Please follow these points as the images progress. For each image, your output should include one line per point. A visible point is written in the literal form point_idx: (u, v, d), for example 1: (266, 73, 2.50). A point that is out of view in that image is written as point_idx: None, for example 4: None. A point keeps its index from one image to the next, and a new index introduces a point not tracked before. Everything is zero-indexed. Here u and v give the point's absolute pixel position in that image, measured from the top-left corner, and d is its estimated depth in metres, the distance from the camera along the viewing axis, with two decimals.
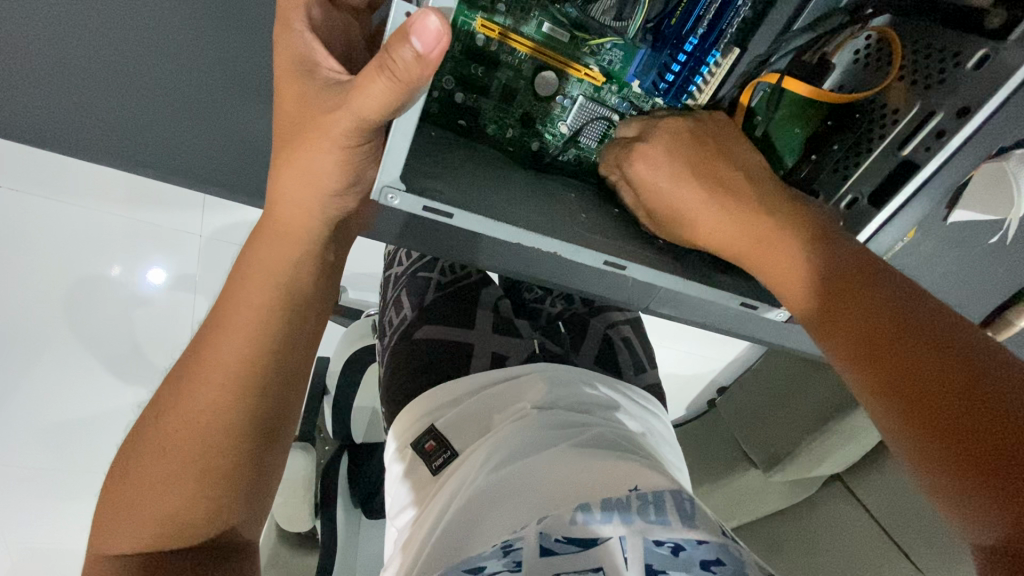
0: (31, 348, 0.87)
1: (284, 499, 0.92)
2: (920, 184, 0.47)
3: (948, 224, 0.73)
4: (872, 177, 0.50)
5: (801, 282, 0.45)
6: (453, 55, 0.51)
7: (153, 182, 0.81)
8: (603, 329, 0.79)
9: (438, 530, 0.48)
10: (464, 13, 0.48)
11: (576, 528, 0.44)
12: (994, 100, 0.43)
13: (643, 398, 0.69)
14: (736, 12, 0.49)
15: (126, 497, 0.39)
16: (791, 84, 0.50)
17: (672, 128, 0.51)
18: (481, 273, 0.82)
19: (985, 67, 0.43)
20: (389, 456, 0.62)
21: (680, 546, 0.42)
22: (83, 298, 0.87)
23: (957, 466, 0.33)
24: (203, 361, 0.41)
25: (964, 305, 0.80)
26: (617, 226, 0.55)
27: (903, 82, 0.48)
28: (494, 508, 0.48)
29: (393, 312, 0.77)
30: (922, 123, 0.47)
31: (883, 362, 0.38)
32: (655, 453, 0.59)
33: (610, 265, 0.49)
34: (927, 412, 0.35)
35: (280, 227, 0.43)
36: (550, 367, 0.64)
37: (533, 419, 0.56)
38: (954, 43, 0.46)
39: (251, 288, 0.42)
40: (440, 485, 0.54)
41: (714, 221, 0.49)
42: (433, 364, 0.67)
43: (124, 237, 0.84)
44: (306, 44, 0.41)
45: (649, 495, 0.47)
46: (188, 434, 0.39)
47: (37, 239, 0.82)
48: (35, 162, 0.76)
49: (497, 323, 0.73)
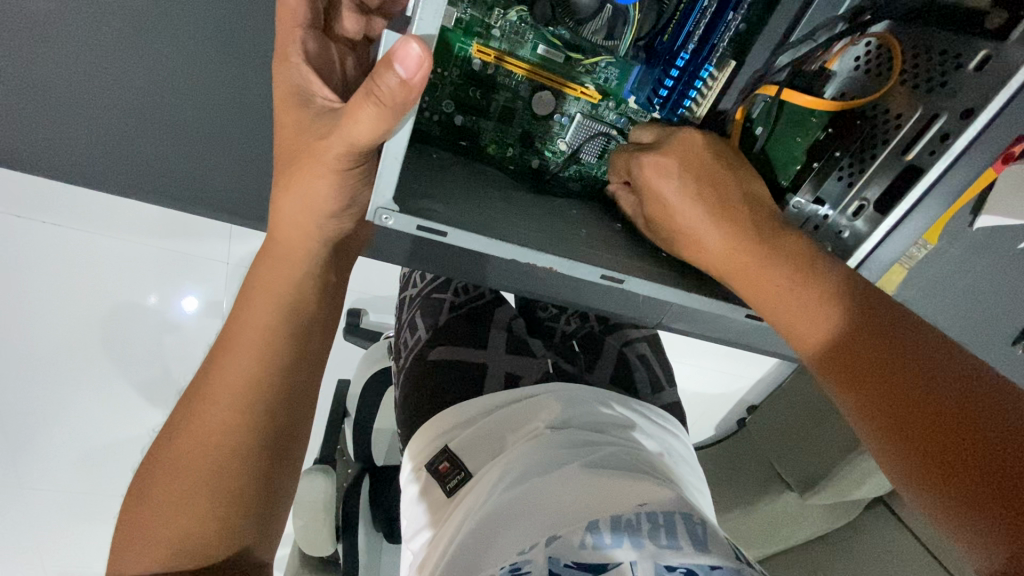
0: (67, 378, 0.91)
1: (305, 522, 0.92)
2: (925, 188, 0.45)
3: (974, 230, 0.72)
4: (878, 182, 0.48)
5: (806, 304, 0.44)
6: (452, 80, 0.52)
7: (181, 214, 0.84)
8: (618, 347, 0.76)
9: (447, 555, 0.48)
10: (461, 40, 0.49)
11: (587, 552, 0.43)
12: (997, 101, 0.41)
13: (661, 417, 0.67)
14: (729, 26, 0.48)
15: (144, 518, 0.40)
16: (788, 95, 0.50)
17: (689, 140, 0.50)
18: (495, 292, 0.80)
19: (988, 66, 0.42)
20: (404, 478, 0.61)
21: (692, 572, 0.40)
22: (115, 326, 0.90)
23: (971, 493, 0.33)
24: (211, 384, 0.42)
25: (997, 312, 0.78)
26: (620, 241, 0.55)
27: (905, 87, 0.47)
28: (505, 531, 0.48)
29: (407, 333, 0.75)
30: (925, 127, 0.46)
31: (887, 388, 0.38)
32: (671, 475, 0.57)
33: (607, 279, 0.48)
34: (938, 454, 0.35)
35: (280, 249, 0.45)
36: (566, 386, 0.63)
37: (542, 438, 0.56)
38: (954, 45, 0.45)
39: (254, 310, 0.43)
40: (453, 509, 0.54)
41: (714, 242, 0.48)
42: (444, 386, 0.65)
43: (158, 268, 0.88)
44: (302, 77, 0.43)
45: (660, 518, 0.45)
46: (198, 461, 0.40)
47: (70, 271, 0.85)
48: (73, 198, 0.80)
49: (511, 342, 0.71)
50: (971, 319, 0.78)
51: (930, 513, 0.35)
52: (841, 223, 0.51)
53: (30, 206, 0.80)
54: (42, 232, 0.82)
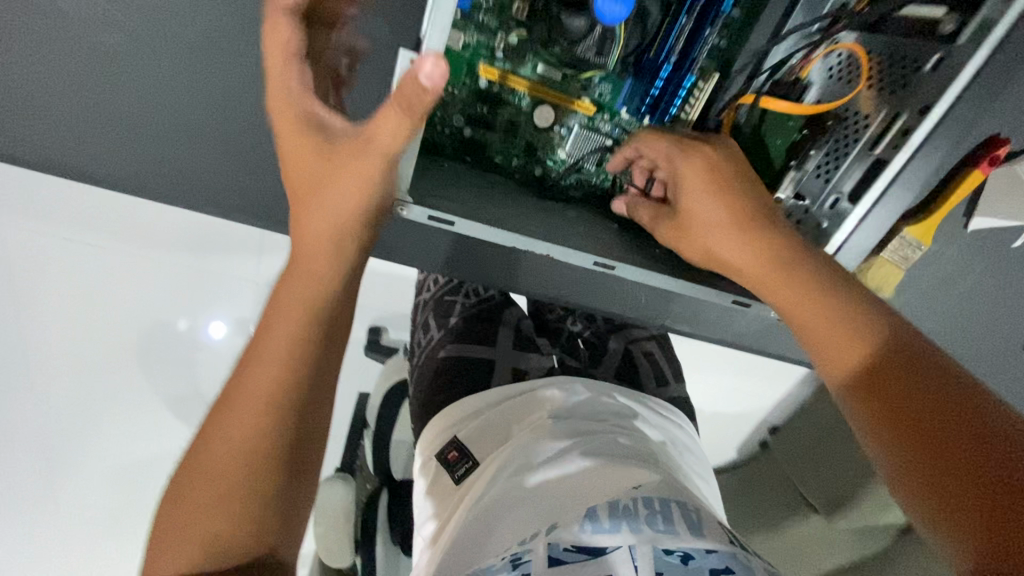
0: (104, 391, 0.96)
1: (326, 528, 0.97)
2: (894, 176, 0.50)
3: (969, 233, 0.74)
4: (853, 174, 0.53)
5: (830, 323, 0.47)
6: (460, 98, 0.57)
7: (215, 229, 0.90)
8: (623, 345, 0.80)
9: (454, 536, 0.52)
10: (466, 61, 0.54)
11: (586, 536, 0.46)
12: (948, 97, 0.46)
13: (666, 408, 0.70)
14: (706, 41, 0.54)
15: (180, 521, 0.43)
16: (768, 101, 0.54)
17: (731, 151, 0.53)
18: (503, 295, 0.85)
19: (941, 67, 0.47)
20: (415, 472, 0.65)
21: (689, 555, 0.44)
22: (151, 341, 0.96)
23: (976, 515, 0.36)
24: (243, 388, 0.46)
25: (1000, 315, 0.79)
26: (610, 236, 0.61)
27: (874, 91, 0.51)
28: (506, 517, 0.51)
29: (421, 333, 0.79)
30: (889, 126, 0.51)
31: (913, 414, 0.41)
32: (672, 464, 0.60)
33: (599, 265, 0.56)
34: (952, 479, 0.38)
35: (302, 260, 0.49)
36: (568, 377, 0.67)
37: (546, 427, 0.59)
38: (913, 51, 0.49)
39: (280, 316, 0.47)
40: (461, 495, 0.57)
41: (740, 254, 0.51)
42: (457, 381, 0.69)
43: (189, 290, 0.95)
44: (310, 109, 0.49)
45: (656, 504, 0.49)
46: (234, 461, 0.44)
47: (109, 292, 0.92)
48: (115, 220, 0.87)
49: (518, 340, 0.75)
50: (973, 319, 0.80)
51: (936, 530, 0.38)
52: (821, 213, 0.56)
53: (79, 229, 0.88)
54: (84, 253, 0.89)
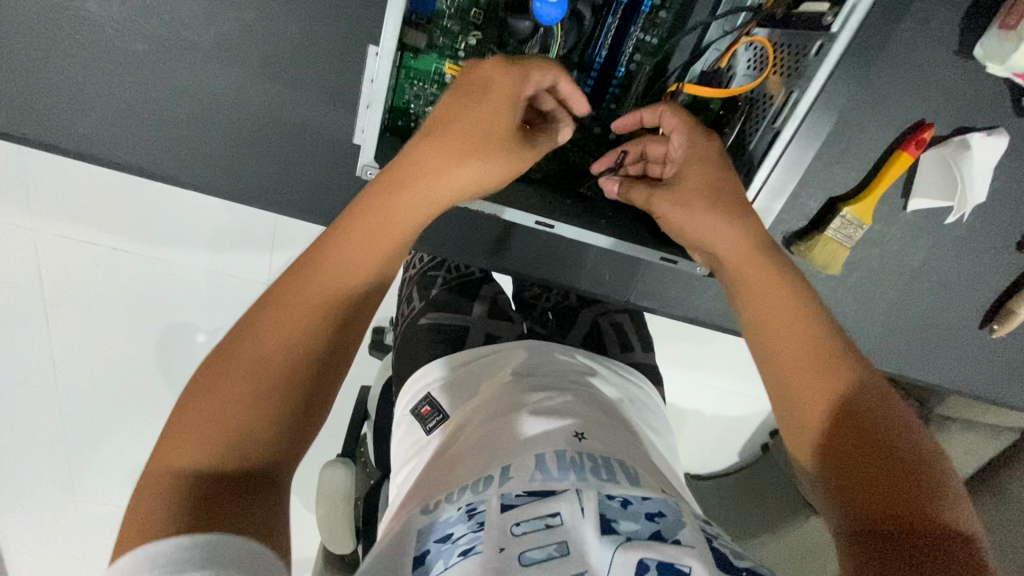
0: (146, 369, 1.16)
1: (327, 509, 1.04)
2: (784, 147, 0.61)
3: (907, 213, 0.78)
4: (758, 146, 0.63)
5: (797, 308, 0.54)
6: (430, 91, 0.66)
7: (227, 230, 1.01)
8: (592, 317, 0.86)
9: (425, 475, 0.59)
10: (436, 61, 0.64)
11: (536, 483, 0.50)
12: (818, 83, 0.57)
13: (628, 371, 0.77)
14: (630, 39, 0.66)
15: (207, 415, 0.42)
16: (689, 87, 0.65)
17: (723, 154, 0.63)
18: (484, 272, 0.92)
19: (820, 55, 0.57)
20: (394, 422, 0.72)
21: (627, 501, 0.49)
22: (176, 330, 1.12)
23: (873, 476, 0.45)
24: (294, 306, 0.46)
25: (953, 296, 0.83)
26: (557, 203, 0.73)
27: (777, 76, 0.62)
28: (467, 456, 0.57)
29: (405, 305, 0.88)
30: (785, 104, 0.60)
31: (844, 393, 0.49)
32: (627, 417, 0.67)
33: (540, 224, 0.70)
34: (861, 449, 0.46)
35: (374, 206, 0.51)
36: (537, 341, 0.75)
37: (509, 385, 0.66)
38: (803, 40, 0.59)
39: (343, 253, 0.49)
40: (430, 444, 0.64)
41: (725, 229, 0.58)
42: (430, 347, 0.77)
43: (208, 291, 1.08)
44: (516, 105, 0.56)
45: (599, 459, 0.54)
46: (258, 401, 0.43)
47: (140, 289, 1.06)
48: (137, 222, 0.98)
49: (492, 309, 0.83)
50: (924, 300, 0.83)
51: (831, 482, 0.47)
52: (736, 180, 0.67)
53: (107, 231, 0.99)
54: (113, 252, 1.01)
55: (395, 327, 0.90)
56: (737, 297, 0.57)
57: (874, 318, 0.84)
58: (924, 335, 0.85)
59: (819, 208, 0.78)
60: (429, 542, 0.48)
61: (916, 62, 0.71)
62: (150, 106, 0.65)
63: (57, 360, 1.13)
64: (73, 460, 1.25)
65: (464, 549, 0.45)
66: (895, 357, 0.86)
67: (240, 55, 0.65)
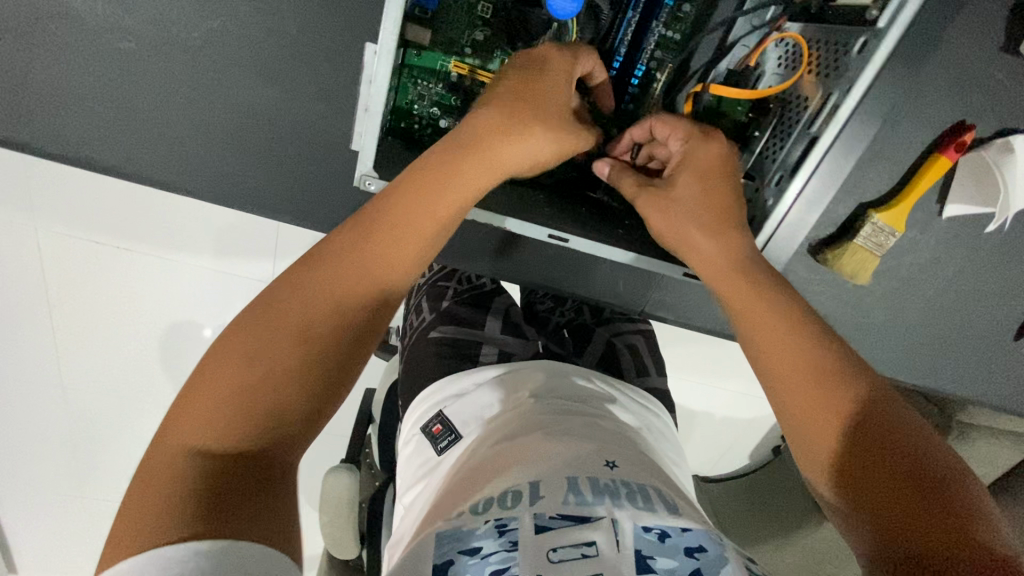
0: (150, 367, 1.14)
1: (331, 517, 0.98)
2: (822, 154, 0.56)
3: (943, 220, 0.74)
4: (795, 152, 0.58)
5: (807, 335, 0.51)
6: (437, 90, 0.64)
7: (229, 232, 0.97)
8: (607, 336, 0.82)
9: (438, 498, 0.55)
10: (442, 59, 0.62)
11: (569, 507, 0.47)
12: (863, 82, 0.52)
13: (644, 398, 0.72)
14: (653, 33, 0.63)
15: (221, 387, 0.41)
16: (718, 88, 0.61)
17: (721, 162, 0.59)
18: (495, 283, 0.88)
19: (864, 51, 0.52)
20: (401, 441, 0.69)
21: (666, 533, 0.46)
22: (179, 331, 1.10)
23: (907, 502, 0.42)
24: (316, 281, 0.47)
25: (990, 307, 0.78)
26: (566, 211, 0.69)
27: (813, 75, 0.58)
28: (480, 478, 0.53)
29: (415, 316, 0.84)
30: (824, 104, 0.56)
31: (879, 424, 0.46)
32: (645, 443, 0.63)
33: (554, 237, 0.67)
34: (885, 478, 0.44)
35: (405, 190, 0.51)
36: (550, 361, 0.71)
37: (528, 406, 0.62)
38: (843, 36, 0.55)
39: (375, 239, 0.49)
40: (444, 465, 0.61)
41: (708, 250, 0.57)
42: (440, 362, 0.73)
43: (210, 291, 1.05)
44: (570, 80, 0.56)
45: (634, 486, 0.50)
46: (284, 377, 0.43)
47: (140, 288, 1.03)
48: (135, 222, 0.95)
49: (506, 325, 0.79)
50: (956, 313, 0.78)
51: (860, 508, 0.44)
52: (766, 192, 0.61)
53: (106, 230, 0.96)
54: (112, 251, 0.98)
55: (403, 339, 0.86)
56: (738, 321, 0.55)
57: (903, 329, 0.80)
58: (955, 350, 0.80)
59: (849, 215, 0.73)
60: (452, 552, 0.45)
61: (958, 60, 0.66)
62: (145, 104, 0.62)
63: (59, 359, 1.11)
64: (82, 453, 1.25)
65: (497, 568, 0.43)
66: (923, 370, 0.82)
67: (234, 53, 0.61)
